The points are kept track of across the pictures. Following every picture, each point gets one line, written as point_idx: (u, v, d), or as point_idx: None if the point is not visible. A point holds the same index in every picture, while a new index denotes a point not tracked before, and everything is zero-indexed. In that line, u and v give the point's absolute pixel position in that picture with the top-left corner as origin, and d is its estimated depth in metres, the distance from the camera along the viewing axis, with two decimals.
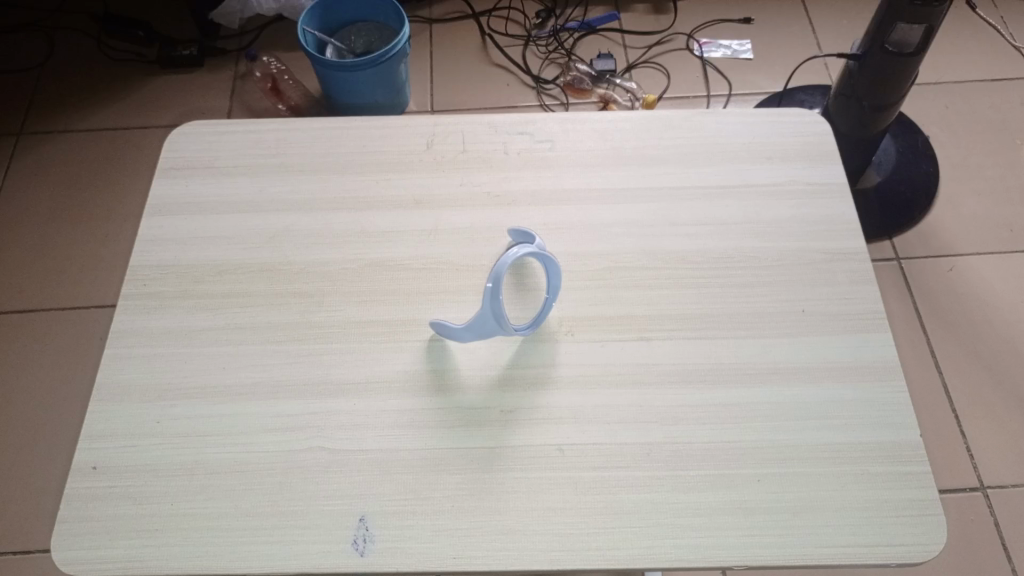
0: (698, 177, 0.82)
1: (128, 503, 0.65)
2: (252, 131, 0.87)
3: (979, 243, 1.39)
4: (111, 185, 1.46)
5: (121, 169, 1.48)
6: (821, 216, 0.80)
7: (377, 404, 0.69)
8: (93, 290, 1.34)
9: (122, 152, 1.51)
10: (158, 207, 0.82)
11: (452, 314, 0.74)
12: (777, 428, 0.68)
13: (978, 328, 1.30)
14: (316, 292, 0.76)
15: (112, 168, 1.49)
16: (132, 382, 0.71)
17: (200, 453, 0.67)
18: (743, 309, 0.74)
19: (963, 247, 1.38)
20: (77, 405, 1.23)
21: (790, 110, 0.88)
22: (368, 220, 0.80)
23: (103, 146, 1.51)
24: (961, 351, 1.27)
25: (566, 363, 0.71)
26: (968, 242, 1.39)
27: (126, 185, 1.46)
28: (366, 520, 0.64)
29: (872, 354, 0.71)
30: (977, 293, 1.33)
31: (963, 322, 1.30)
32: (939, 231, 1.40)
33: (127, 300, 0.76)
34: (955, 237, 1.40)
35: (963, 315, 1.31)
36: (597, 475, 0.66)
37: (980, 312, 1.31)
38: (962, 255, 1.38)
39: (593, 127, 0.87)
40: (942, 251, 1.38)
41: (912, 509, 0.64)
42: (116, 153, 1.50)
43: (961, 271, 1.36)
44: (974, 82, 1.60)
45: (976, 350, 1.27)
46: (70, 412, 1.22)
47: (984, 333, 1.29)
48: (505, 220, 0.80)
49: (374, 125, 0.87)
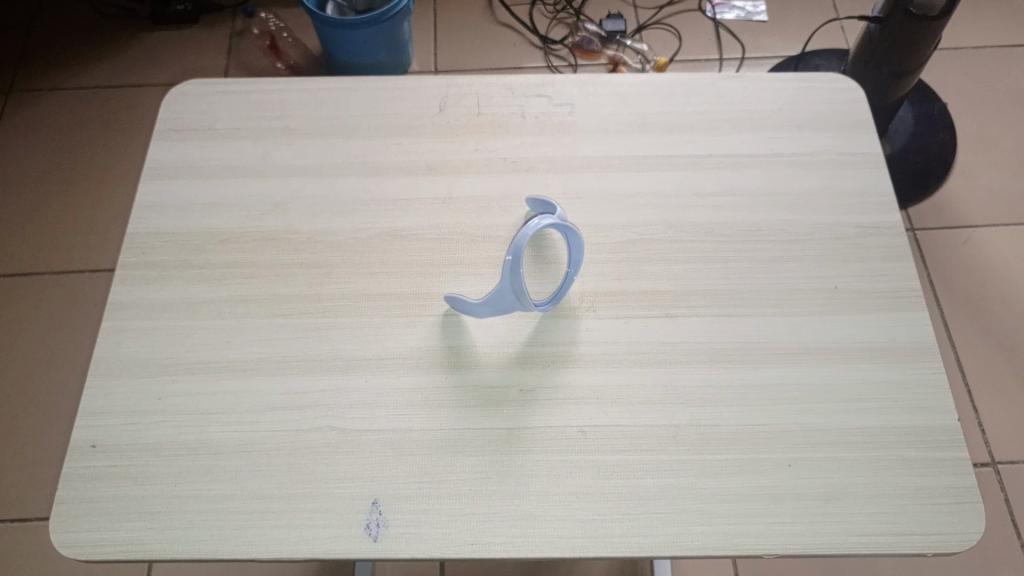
0: (722, 145, 0.78)
1: (127, 483, 0.62)
2: (252, 91, 0.82)
3: (995, 214, 1.35)
4: (106, 146, 1.41)
5: (118, 129, 1.43)
6: (852, 188, 0.76)
7: (391, 381, 0.66)
8: (92, 254, 1.30)
9: (119, 110, 1.45)
10: (155, 171, 0.77)
11: (466, 288, 0.70)
12: (808, 411, 0.65)
13: (993, 302, 1.27)
14: (322, 263, 0.72)
15: (107, 127, 1.43)
16: (131, 356, 0.67)
17: (204, 432, 0.64)
18: (772, 285, 0.71)
19: (979, 219, 1.35)
20: (77, 367, 1.20)
21: (821, 74, 0.83)
22: (377, 187, 0.76)
23: (100, 106, 1.46)
24: (974, 326, 1.25)
25: (586, 341, 0.68)
26: (985, 214, 1.35)
27: (122, 145, 1.41)
28: (379, 504, 0.61)
29: (906, 335, 0.68)
30: (992, 266, 1.30)
31: (978, 296, 1.28)
32: (955, 202, 1.37)
33: (124, 270, 0.72)
34: (972, 207, 1.36)
35: (979, 290, 1.28)
36: (621, 458, 0.63)
37: (996, 286, 1.28)
38: (978, 227, 1.34)
39: (613, 90, 0.82)
40: (957, 222, 1.35)
41: (949, 497, 0.61)
42: (113, 113, 1.45)
43: (977, 243, 1.33)
44: (995, 48, 1.55)
45: (991, 325, 1.25)
46: (69, 377, 1.19)
47: (1000, 308, 1.26)
48: (522, 189, 0.76)
49: (383, 85, 0.83)
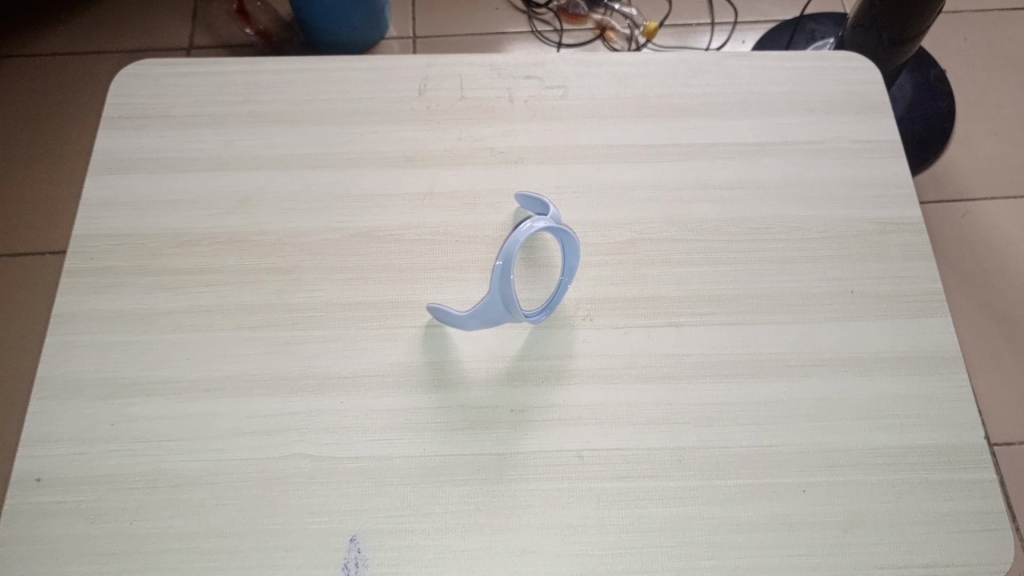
0: (728, 132, 0.72)
1: (79, 521, 0.56)
2: (212, 72, 0.74)
3: (994, 185, 1.27)
4: (59, 119, 1.28)
5: (68, 97, 1.31)
6: (870, 179, 0.70)
7: (370, 403, 0.60)
8: (38, 234, 1.18)
9: (74, 81, 1.32)
10: (105, 163, 0.70)
11: (451, 296, 0.64)
12: (825, 430, 0.60)
13: (990, 277, 1.20)
14: (292, 267, 0.65)
15: (61, 98, 1.31)
16: (80, 375, 0.61)
17: (164, 462, 0.58)
18: (784, 289, 0.65)
19: (977, 190, 1.27)
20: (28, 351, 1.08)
21: (835, 53, 0.77)
22: (352, 182, 0.69)
23: (47, 71, 1.33)
24: (971, 303, 1.18)
25: (584, 354, 0.62)
26: (982, 185, 1.27)
27: (77, 119, 1.29)
28: (358, 541, 0.55)
29: (929, 343, 0.63)
30: (989, 239, 1.23)
31: (975, 271, 1.20)
32: (952, 172, 1.29)
33: (71, 277, 0.65)
34: (969, 178, 1.28)
35: (975, 264, 1.21)
36: (622, 485, 0.58)
37: (993, 260, 1.21)
38: (975, 199, 1.26)
39: (610, 70, 0.75)
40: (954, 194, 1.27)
41: (976, 524, 0.57)
42: (63, 79, 1.33)
43: (975, 216, 1.25)
44: (997, 10, 1.45)
45: (988, 302, 1.18)
46: (19, 359, 1.09)
47: (996, 282, 1.19)
48: (512, 182, 0.69)
49: (357, 65, 0.75)
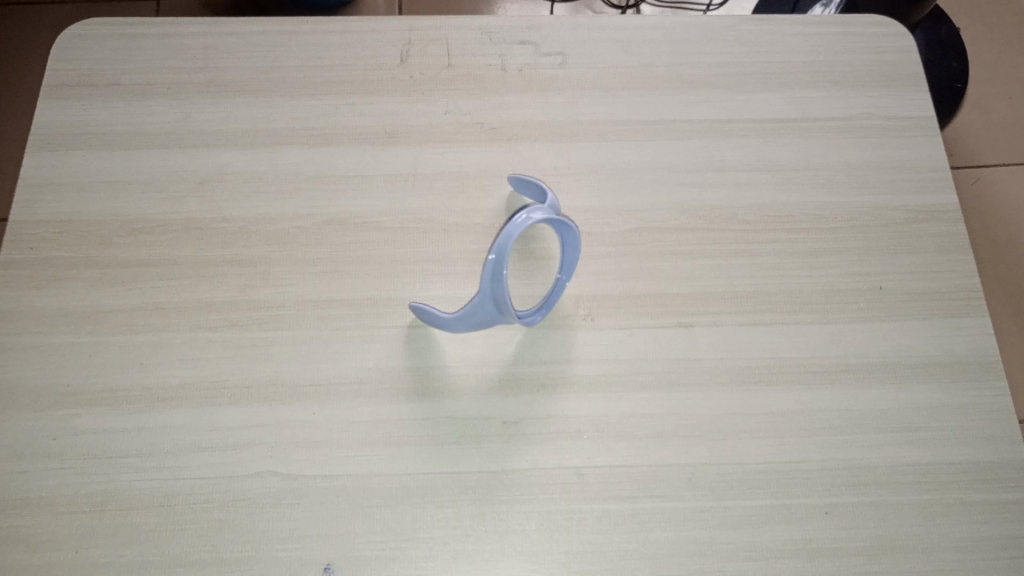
0: (744, 107, 0.65)
1: (19, 549, 0.50)
2: (168, 34, 0.66)
3: (1005, 151, 1.17)
4: None
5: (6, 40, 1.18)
6: (901, 161, 0.63)
7: (346, 414, 0.54)
8: None
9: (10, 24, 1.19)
10: (46, 139, 0.62)
11: (436, 293, 0.57)
12: (849, 445, 0.54)
13: (1000, 249, 1.10)
14: (257, 259, 0.58)
15: None
16: (19, 383, 0.54)
17: (114, 481, 0.52)
18: (805, 285, 0.59)
19: (986, 156, 1.16)
20: None
21: (863, 16, 0.69)
22: (325, 161, 0.62)
23: None
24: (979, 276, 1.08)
25: (584, 359, 0.56)
26: (992, 151, 1.17)
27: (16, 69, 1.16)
28: (332, 571, 0.50)
29: (964, 346, 0.57)
30: (999, 207, 1.13)
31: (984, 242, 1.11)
32: (961, 137, 1.18)
33: (9, 269, 0.57)
34: (979, 143, 1.17)
35: (985, 235, 1.11)
36: (626, 507, 0.52)
37: (1004, 230, 1.11)
38: (985, 165, 1.16)
39: (614, 35, 0.67)
40: (963, 159, 1.16)
41: (1013, 550, 0.52)
42: None
43: (985, 183, 1.15)
44: None
45: (997, 275, 1.09)
46: None
47: (1007, 255, 1.10)
48: (504, 163, 0.62)
49: (331, 27, 0.67)
